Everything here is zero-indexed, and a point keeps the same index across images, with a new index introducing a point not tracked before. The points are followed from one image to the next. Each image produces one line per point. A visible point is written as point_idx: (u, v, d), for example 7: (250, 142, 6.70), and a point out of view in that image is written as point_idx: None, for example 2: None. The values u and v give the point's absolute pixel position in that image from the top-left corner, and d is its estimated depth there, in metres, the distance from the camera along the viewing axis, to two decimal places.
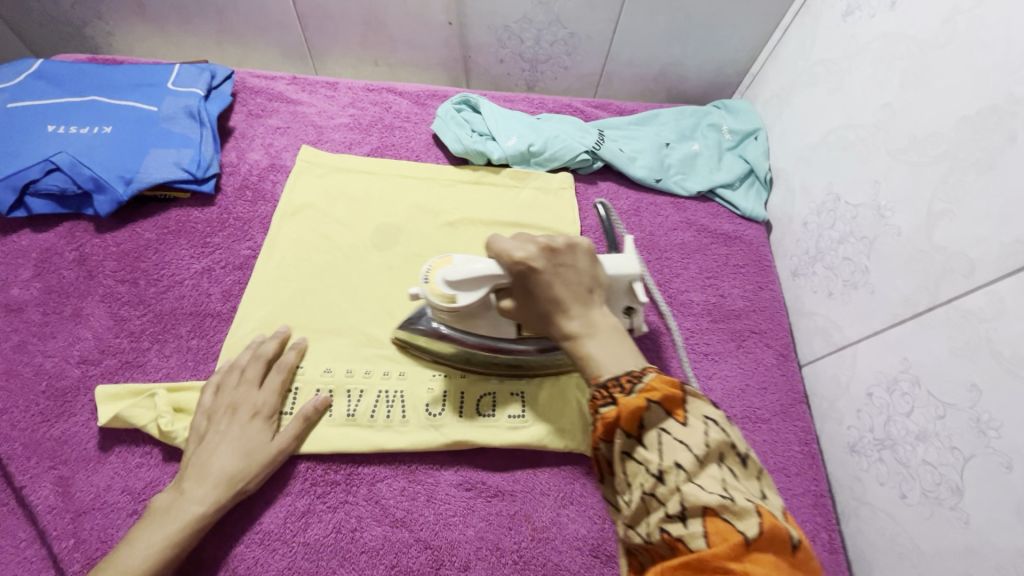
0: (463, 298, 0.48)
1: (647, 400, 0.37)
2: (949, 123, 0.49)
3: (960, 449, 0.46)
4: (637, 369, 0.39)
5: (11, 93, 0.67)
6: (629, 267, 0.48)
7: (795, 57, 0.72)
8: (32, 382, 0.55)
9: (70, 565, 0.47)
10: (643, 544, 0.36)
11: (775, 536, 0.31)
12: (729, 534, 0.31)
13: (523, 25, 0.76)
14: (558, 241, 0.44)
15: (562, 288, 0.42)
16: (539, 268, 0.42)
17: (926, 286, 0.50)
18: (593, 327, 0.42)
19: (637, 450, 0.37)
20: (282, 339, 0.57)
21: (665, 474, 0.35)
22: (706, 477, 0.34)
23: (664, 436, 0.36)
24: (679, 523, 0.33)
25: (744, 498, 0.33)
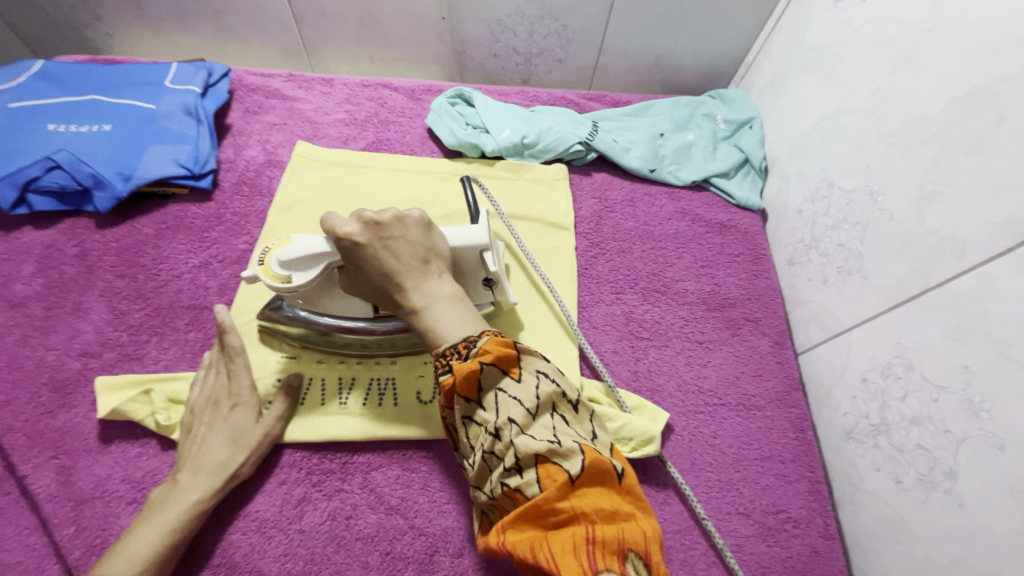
0: (300, 278, 0.47)
1: (481, 363, 0.40)
2: (940, 104, 0.49)
3: (953, 432, 0.46)
4: (474, 335, 0.43)
5: (13, 93, 0.68)
6: (476, 237, 0.50)
7: (788, 44, 0.71)
8: (34, 374, 0.56)
9: (71, 551, 0.48)
10: (490, 498, 0.41)
11: (594, 469, 0.37)
12: (557, 474, 0.36)
13: (515, 19, 0.76)
14: (383, 216, 0.46)
15: (392, 261, 0.45)
16: (362, 243, 0.45)
17: (918, 271, 0.50)
18: (428, 297, 0.46)
19: (478, 413, 0.41)
20: (231, 327, 0.54)
21: (502, 431, 0.39)
22: (538, 428, 0.39)
23: (499, 396, 0.40)
24: (516, 473, 0.38)
25: (569, 439, 0.38)
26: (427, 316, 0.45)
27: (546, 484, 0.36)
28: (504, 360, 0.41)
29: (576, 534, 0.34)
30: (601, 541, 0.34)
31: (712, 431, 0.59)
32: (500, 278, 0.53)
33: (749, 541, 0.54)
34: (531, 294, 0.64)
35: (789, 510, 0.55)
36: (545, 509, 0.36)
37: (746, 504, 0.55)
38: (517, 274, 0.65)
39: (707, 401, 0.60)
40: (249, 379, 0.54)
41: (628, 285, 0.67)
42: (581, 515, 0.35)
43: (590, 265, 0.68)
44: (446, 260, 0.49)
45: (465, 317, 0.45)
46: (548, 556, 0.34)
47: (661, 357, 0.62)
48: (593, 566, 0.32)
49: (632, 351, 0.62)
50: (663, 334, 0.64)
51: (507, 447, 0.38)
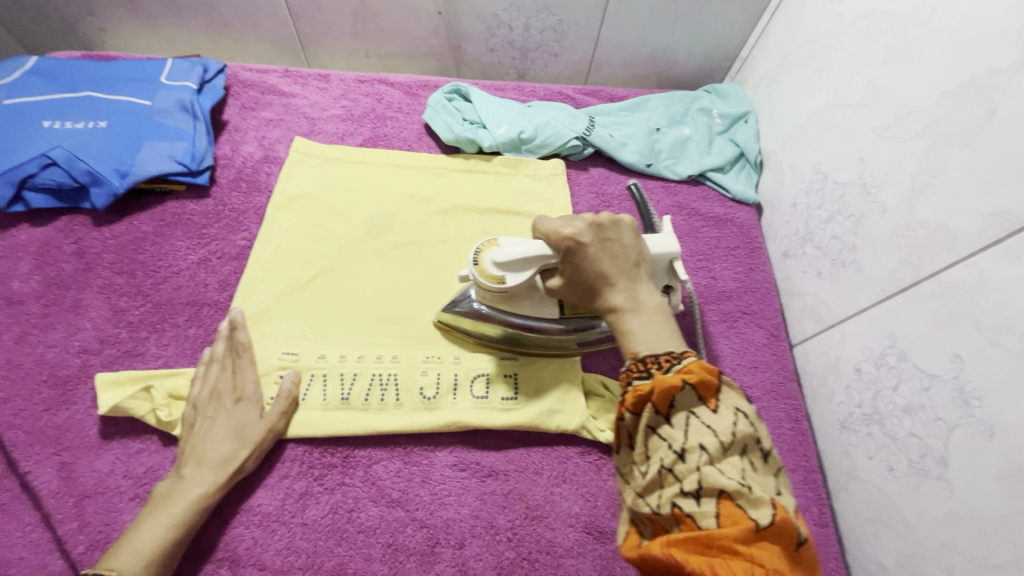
0: (512, 279, 0.50)
1: (683, 381, 0.38)
2: (931, 97, 0.50)
3: (944, 420, 0.47)
4: (676, 351, 0.41)
5: (8, 89, 0.68)
6: (669, 244, 0.51)
7: (783, 39, 0.72)
8: (33, 372, 0.56)
9: (74, 547, 0.49)
10: (649, 515, 0.38)
11: (784, 529, 0.33)
12: (741, 519, 0.33)
13: (511, 13, 0.76)
14: (607, 218, 0.46)
15: (609, 263, 0.45)
16: (585, 242, 0.44)
17: (909, 261, 0.51)
18: (638, 302, 0.44)
19: (662, 426, 0.38)
20: (241, 323, 0.57)
21: (688, 454, 0.36)
22: (727, 465, 0.36)
23: (691, 419, 0.37)
24: (693, 501, 0.35)
25: (761, 488, 0.35)
26: (631, 319, 0.44)
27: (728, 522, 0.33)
28: (706, 387, 0.38)
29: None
30: None
31: None
32: (676, 290, 0.54)
33: None
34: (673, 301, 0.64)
35: None
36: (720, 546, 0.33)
37: None
38: None
39: None
40: (252, 374, 0.54)
41: None
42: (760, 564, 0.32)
43: None
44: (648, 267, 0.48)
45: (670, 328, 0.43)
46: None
47: None
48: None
49: None
50: None
51: (691, 472, 0.36)
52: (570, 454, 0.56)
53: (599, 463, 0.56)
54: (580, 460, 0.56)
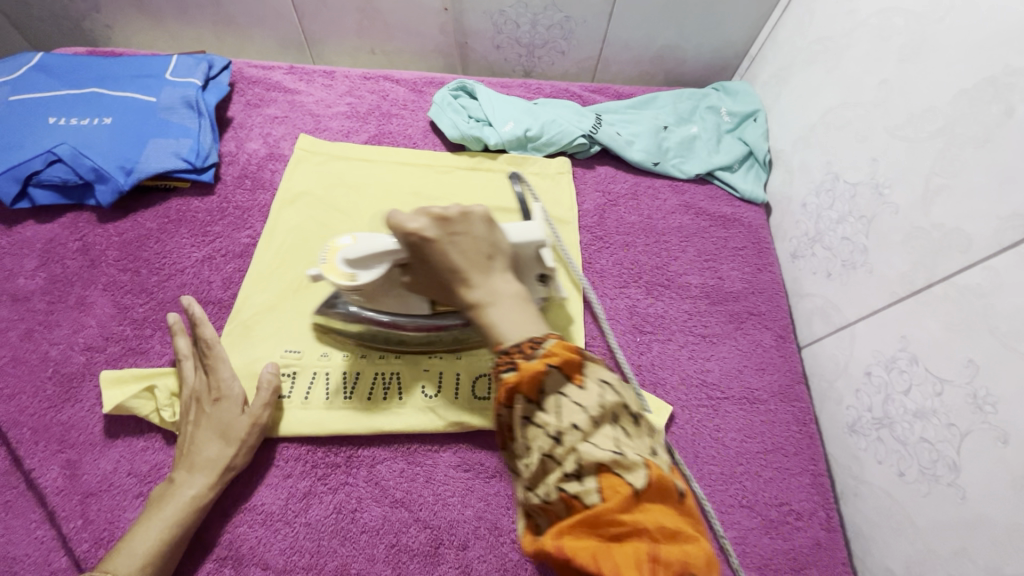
0: (364, 275, 0.48)
1: (547, 363, 0.37)
2: (947, 97, 0.49)
3: (957, 425, 0.46)
4: (539, 336, 0.40)
5: (13, 86, 0.67)
6: (533, 233, 0.48)
7: (793, 36, 0.71)
8: (38, 369, 0.56)
9: (79, 544, 0.49)
10: (538, 508, 0.37)
11: (660, 487, 0.34)
12: (620, 487, 0.33)
13: (518, 10, 0.76)
14: (452, 212, 0.44)
15: (458, 258, 0.43)
16: (431, 239, 0.43)
17: (923, 264, 0.50)
18: (494, 295, 0.43)
19: (535, 411, 0.37)
20: (202, 319, 0.54)
21: (563, 435, 0.35)
22: (601, 436, 0.35)
23: (562, 399, 0.36)
24: (574, 481, 0.34)
25: (637, 452, 0.35)
26: (488, 315, 0.43)
27: (609, 496, 0.33)
28: (569, 361, 0.37)
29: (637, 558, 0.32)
30: (664, 560, 0.32)
31: (716, 424, 0.59)
32: (550, 277, 0.53)
33: (752, 533, 0.54)
34: (572, 287, 0.64)
35: (792, 503, 0.55)
36: (605, 523, 0.33)
37: (749, 497, 0.56)
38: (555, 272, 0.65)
39: (711, 394, 0.61)
40: (230, 370, 0.53)
41: (631, 279, 0.67)
42: (644, 528, 0.33)
43: (594, 259, 0.68)
44: (507, 258, 0.47)
45: (527, 317, 0.42)
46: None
47: (664, 351, 0.63)
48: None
49: (635, 345, 0.63)
50: (666, 328, 0.64)
51: (568, 453, 0.35)
52: None
53: None
54: None
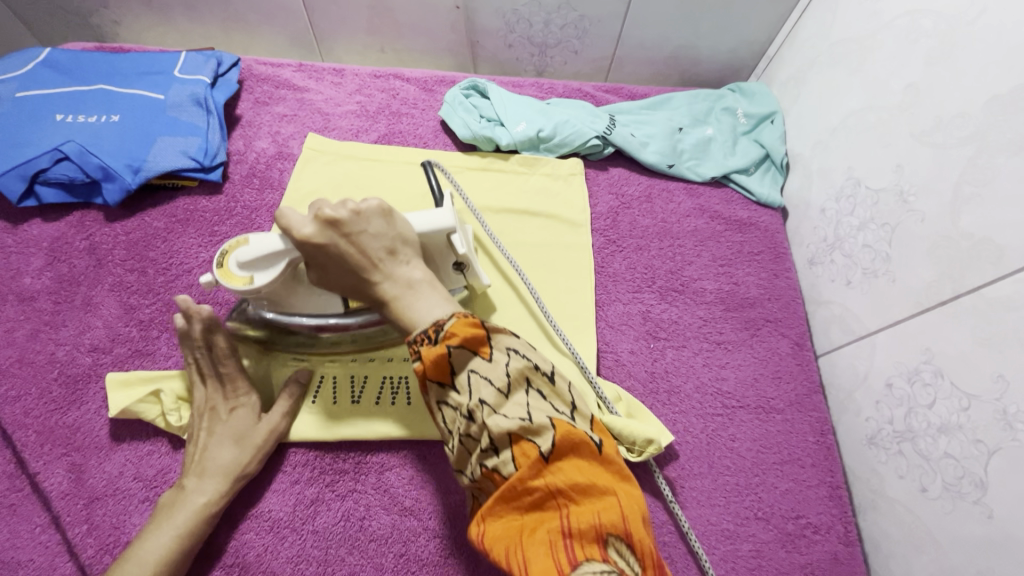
0: (263, 277, 0.47)
1: (448, 347, 0.40)
2: (979, 102, 0.47)
3: (984, 442, 0.44)
4: (444, 317, 0.43)
5: (19, 81, 0.67)
6: (441, 220, 0.49)
7: (814, 37, 0.69)
8: (45, 370, 0.56)
9: (83, 550, 0.48)
10: (473, 482, 0.42)
11: (567, 443, 0.37)
12: (530, 451, 0.37)
13: (531, 8, 0.74)
14: (344, 212, 0.44)
15: (359, 256, 0.44)
16: (326, 244, 0.44)
17: (950, 275, 0.48)
18: (400, 286, 0.45)
19: (452, 397, 0.41)
20: (218, 325, 0.52)
21: (475, 413, 0.39)
22: (512, 406, 0.39)
23: (472, 377, 0.40)
24: (493, 454, 0.38)
25: (542, 415, 0.38)
26: (398, 307, 0.44)
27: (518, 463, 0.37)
28: (473, 343, 0.41)
29: (551, 526, 0.35)
30: (578, 531, 0.34)
31: (731, 434, 0.58)
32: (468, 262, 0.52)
33: (768, 547, 0.53)
34: (498, 276, 0.63)
35: (810, 516, 0.54)
36: (519, 491, 0.37)
37: (765, 509, 0.54)
38: (484, 261, 0.64)
39: (726, 403, 0.59)
40: (246, 381, 0.53)
41: (645, 284, 0.65)
42: (554, 489, 0.36)
43: (607, 263, 0.66)
44: (416, 247, 0.47)
45: (438, 299, 0.44)
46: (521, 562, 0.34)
47: (678, 358, 0.61)
48: (572, 561, 0.33)
49: (649, 351, 0.62)
50: (680, 335, 0.63)
51: (481, 429, 0.39)
52: None
53: None
54: None
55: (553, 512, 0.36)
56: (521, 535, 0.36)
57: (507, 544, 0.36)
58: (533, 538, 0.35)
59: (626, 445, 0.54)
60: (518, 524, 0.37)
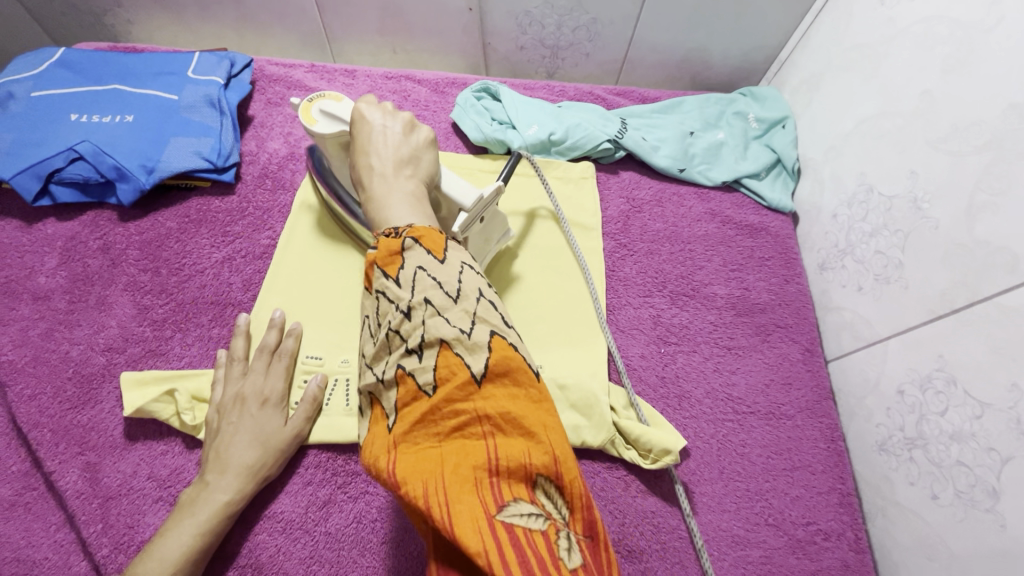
0: (324, 129, 0.52)
1: (406, 239, 0.39)
2: (996, 110, 0.47)
3: (997, 451, 0.44)
4: (416, 220, 0.42)
5: (34, 81, 0.67)
6: (460, 194, 0.49)
7: (827, 41, 0.69)
8: (59, 369, 0.56)
9: (98, 549, 0.48)
10: (381, 386, 0.37)
11: (501, 368, 0.34)
12: (460, 367, 0.33)
13: (544, 11, 0.74)
14: (399, 117, 0.49)
15: (376, 144, 0.47)
16: (365, 125, 0.48)
17: (964, 283, 0.48)
18: (387, 188, 0.44)
19: (392, 290, 0.38)
20: (290, 330, 0.56)
21: (413, 311, 0.36)
22: (455, 314, 0.36)
23: (419, 273, 0.37)
24: (416, 356, 0.35)
25: (484, 330, 0.35)
26: (373, 194, 0.44)
27: (444, 378, 0.33)
28: (428, 241, 0.39)
29: (476, 462, 0.31)
30: (506, 469, 0.31)
31: (741, 439, 0.58)
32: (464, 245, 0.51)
33: (778, 553, 0.53)
34: (553, 245, 0.66)
35: (820, 522, 0.54)
36: (444, 412, 0.33)
37: (776, 515, 0.54)
38: (545, 226, 0.68)
39: (736, 409, 0.59)
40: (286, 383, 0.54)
41: (656, 288, 0.66)
42: (483, 416, 0.32)
43: (617, 267, 0.67)
44: (427, 178, 0.47)
45: (411, 207, 0.43)
46: (439, 497, 0.29)
47: (689, 363, 0.61)
48: (498, 501, 0.30)
49: (659, 356, 0.62)
50: (691, 340, 0.63)
51: (415, 328, 0.36)
52: (597, 468, 0.55)
53: (624, 480, 0.55)
54: (608, 475, 0.55)
55: (478, 441, 0.32)
56: (439, 465, 0.31)
57: (422, 475, 0.30)
58: (454, 469, 0.30)
59: (639, 451, 0.54)
60: (434, 453, 0.32)
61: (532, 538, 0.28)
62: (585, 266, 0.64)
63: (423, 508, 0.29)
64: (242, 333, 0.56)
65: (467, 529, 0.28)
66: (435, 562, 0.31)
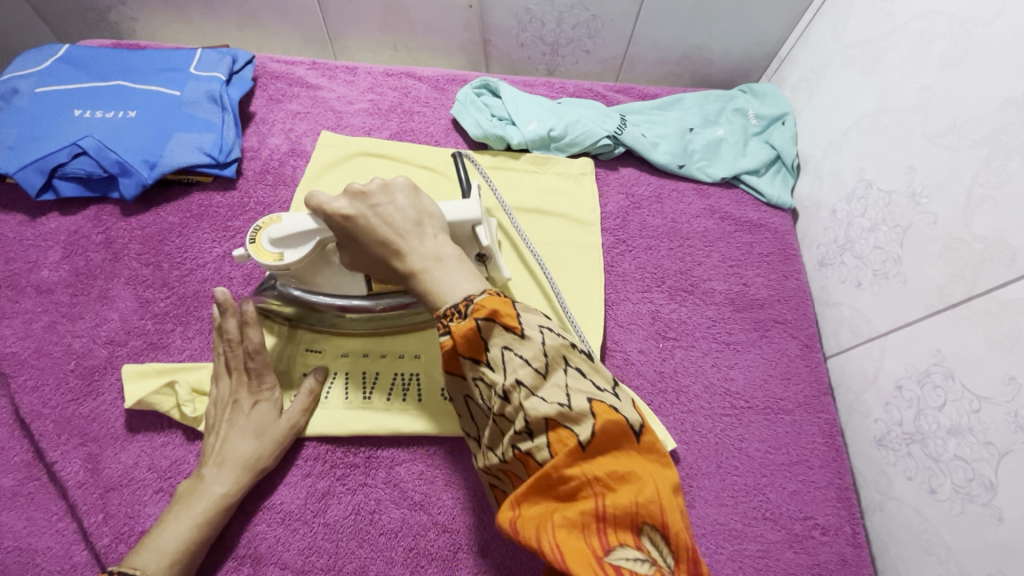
0: (291, 256, 0.48)
1: (476, 320, 0.38)
2: (994, 104, 0.47)
3: (995, 445, 0.44)
4: (472, 292, 0.41)
5: (38, 77, 0.68)
6: (466, 210, 0.49)
7: (826, 38, 0.69)
8: (62, 361, 0.57)
9: (99, 539, 0.49)
10: (501, 463, 0.41)
11: (608, 434, 0.35)
12: (567, 439, 0.35)
13: (544, 8, 0.74)
14: (373, 187, 0.45)
15: (385, 228, 0.44)
16: (353, 215, 0.44)
17: (962, 277, 0.48)
18: (429, 260, 0.43)
19: (486, 373, 0.39)
20: (253, 320, 0.53)
21: (511, 393, 0.37)
22: (549, 388, 0.37)
23: (506, 354, 0.38)
24: (527, 437, 0.37)
25: (581, 398, 0.36)
26: (426, 279, 0.43)
27: (556, 452, 0.35)
28: (502, 314, 0.38)
29: (583, 510, 0.34)
30: (613, 520, 0.34)
31: (739, 434, 0.58)
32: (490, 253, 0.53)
33: (775, 547, 0.53)
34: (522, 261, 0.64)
35: (818, 517, 0.54)
36: (552, 477, 0.35)
37: (773, 509, 0.55)
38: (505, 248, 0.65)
39: (734, 404, 0.59)
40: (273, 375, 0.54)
41: (655, 283, 0.66)
42: (592, 478, 0.34)
43: (616, 262, 0.67)
44: (439, 219, 0.47)
45: (466, 274, 0.43)
46: (552, 541, 0.33)
47: (687, 358, 0.62)
48: (605, 546, 0.33)
49: (658, 351, 0.62)
50: (689, 335, 0.63)
51: (517, 411, 0.37)
52: None
53: None
54: None
55: (587, 498, 0.34)
56: (550, 513, 0.35)
57: (535, 520, 0.35)
58: (564, 515, 0.34)
59: None
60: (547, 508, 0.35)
61: None
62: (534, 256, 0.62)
63: (538, 548, 0.33)
64: (217, 326, 0.54)
65: (581, 568, 0.31)
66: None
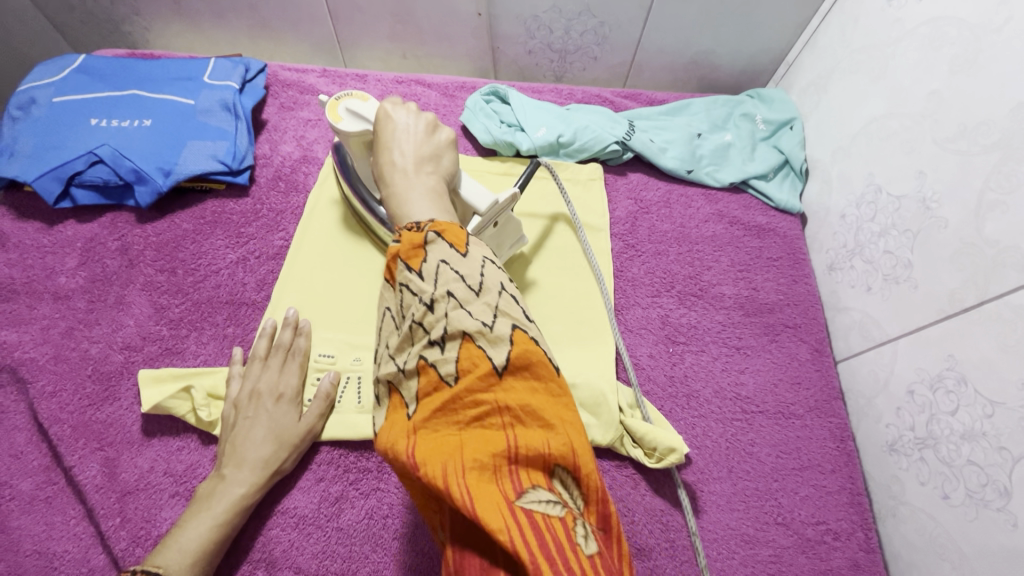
0: (346, 125, 0.53)
1: (428, 232, 0.38)
2: (1004, 110, 0.47)
3: (1009, 450, 0.44)
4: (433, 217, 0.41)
5: (55, 87, 0.69)
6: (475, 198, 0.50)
7: (834, 43, 0.69)
8: (79, 367, 0.57)
9: (116, 542, 0.50)
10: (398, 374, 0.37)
11: (522, 363, 0.33)
12: (481, 360, 0.33)
13: (552, 15, 0.75)
14: (424, 116, 0.49)
15: (401, 141, 0.47)
16: (392, 122, 0.49)
17: (974, 282, 0.48)
18: (408, 183, 0.45)
19: (415, 282, 0.37)
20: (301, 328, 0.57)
21: (436, 303, 0.35)
22: (478, 307, 0.35)
23: (443, 267, 0.36)
24: (437, 348, 0.34)
25: (506, 324, 0.35)
26: (396, 194, 0.45)
27: (466, 370, 0.33)
28: (450, 233, 0.38)
29: (496, 449, 0.31)
30: (525, 458, 0.31)
31: (750, 439, 0.58)
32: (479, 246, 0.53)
33: (788, 552, 0.53)
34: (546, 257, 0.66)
35: (830, 522, 0.54)
36: (464, 401, 0.32)
37: (785, 514, 0.55)
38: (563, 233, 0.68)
39: (745, 408, 0.60)
40: (294, 377, 0.54)
41: (664, 288, 0.66)
42: (506, 407, 0.32)
43: (626, 267, 0.67)
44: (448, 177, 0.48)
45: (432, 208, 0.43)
46: (459, 480, 0.29)
47: (697, 363, 0.62)
48: (517, 488, 0.30)
49: (668, 356, 0.62)
50: (699, 339, 0.63)
51: (437, 320, 0.35)
52: (605, 466, 0.56)
53: (632, 478, 0.55)
54: (617, 473, 0.55)
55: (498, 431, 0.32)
56: (458, 451, 0.31)
57: (441, 458, 0.31)
58: (474, 458, 0.30)
59: (645, 450, 0.54)
60: (454, 440, 0.32)
61: (550, 521, 0.29)
62: (596, 266, 0.64)
63: (443, 489, 0.29)
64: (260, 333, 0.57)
65: (489, 510, 0.28)
66: (450, 545, 0.31)
